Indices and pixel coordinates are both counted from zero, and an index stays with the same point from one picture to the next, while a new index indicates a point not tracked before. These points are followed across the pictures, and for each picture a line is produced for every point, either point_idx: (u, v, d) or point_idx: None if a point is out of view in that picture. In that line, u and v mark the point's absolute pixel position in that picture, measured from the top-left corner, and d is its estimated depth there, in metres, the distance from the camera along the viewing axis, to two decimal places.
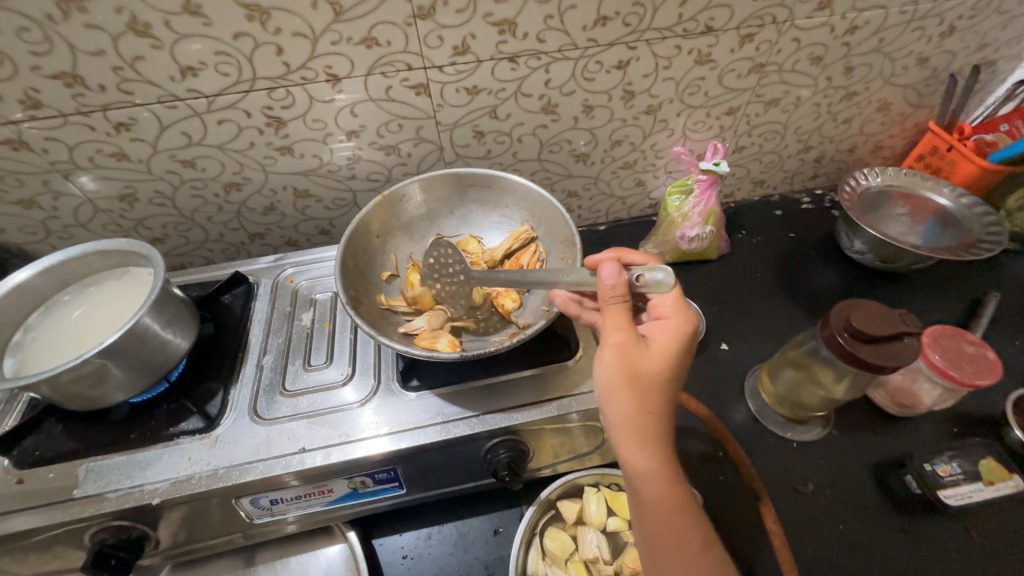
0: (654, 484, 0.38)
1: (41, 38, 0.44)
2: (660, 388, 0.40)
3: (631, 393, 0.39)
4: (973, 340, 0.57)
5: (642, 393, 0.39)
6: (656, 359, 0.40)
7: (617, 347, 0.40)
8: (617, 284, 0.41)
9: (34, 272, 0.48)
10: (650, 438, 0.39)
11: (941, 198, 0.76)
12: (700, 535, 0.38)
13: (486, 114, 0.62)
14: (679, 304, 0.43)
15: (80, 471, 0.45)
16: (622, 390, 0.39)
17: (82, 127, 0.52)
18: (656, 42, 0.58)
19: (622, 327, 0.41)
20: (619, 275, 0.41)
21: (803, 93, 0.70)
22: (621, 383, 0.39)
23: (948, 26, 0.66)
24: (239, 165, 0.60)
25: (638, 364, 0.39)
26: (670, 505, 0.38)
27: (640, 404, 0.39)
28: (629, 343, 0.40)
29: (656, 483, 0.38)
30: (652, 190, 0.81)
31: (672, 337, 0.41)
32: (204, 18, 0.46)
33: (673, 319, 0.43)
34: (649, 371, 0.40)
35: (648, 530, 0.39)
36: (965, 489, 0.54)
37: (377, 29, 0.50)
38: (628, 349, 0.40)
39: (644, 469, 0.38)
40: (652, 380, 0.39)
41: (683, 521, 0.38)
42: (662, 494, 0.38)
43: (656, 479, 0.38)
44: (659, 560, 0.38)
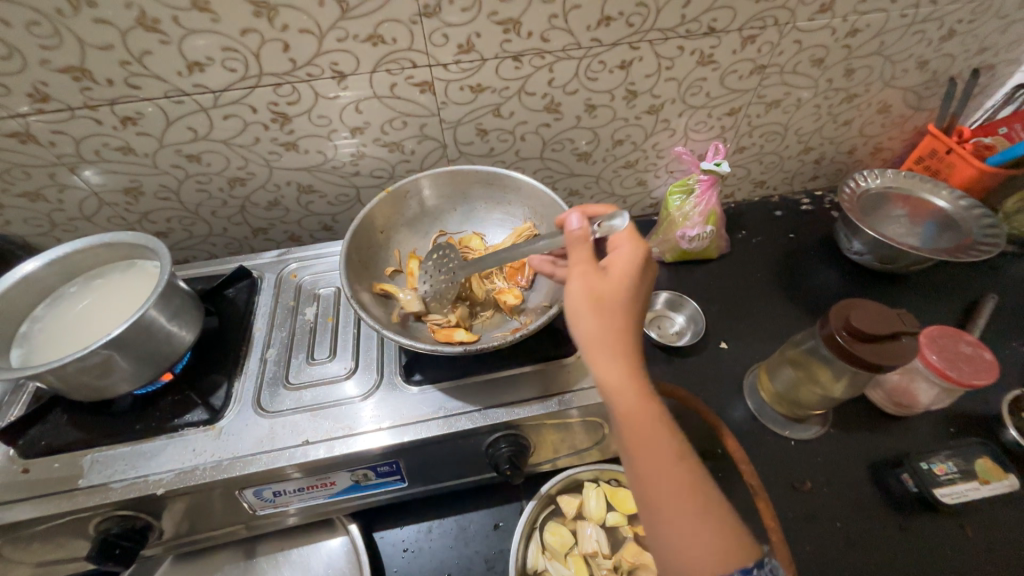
0: (626, 399, 0.38)
1: (50, 32, 0.45)
2: (625, 308, 0.41)
3: (595, 316, 0.40)
4: (970, 340, 0.57)
5: (604, 314, 0.40)
6: (617, 283, 0.41)
7: (579, 277, 0.42)
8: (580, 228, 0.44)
9: (41, 263, 0.49)
10: (617, 356, 0.39)
11: (940, 200, 0.76)
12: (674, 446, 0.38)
13: (490, 112, 0.62)
14: (633, 235, 0.45)
15: (86, 461, 0.46)
16: (586, 314, 0.41)
17: (89, 120, 0.52)
18: (658, 43, 0.59)
19: (584, 263, 0.43)
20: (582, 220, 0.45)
21: (804, 94, 0.71)
22: (583, 307, 0.41)
23: (948, 30, 0.66)
24: (244, 160, 0.61)
25: (598, 290, 0.41)
26: (643, 419, 0.38)
27: (604, 325, 0.40)
28: (589, 273, 0.42)
29: (627, 398, 0.38)
30: (653, 190, 0.82)
31: (631, 262, 0.42)
32: (212, 15, 0.46)
33: (628, 247, 0.43)
34: (610, 294, 0.41)
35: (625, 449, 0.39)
36: (961, 488, 0.55)
37: (383, 27, 0.51)
38: (588, 278, 0.42)
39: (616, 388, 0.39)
40: (614, 302, 0.41)
41: (656, 435, 0.38)
42: (633, 408, 0.38)
43: (626, 394, 0.38)
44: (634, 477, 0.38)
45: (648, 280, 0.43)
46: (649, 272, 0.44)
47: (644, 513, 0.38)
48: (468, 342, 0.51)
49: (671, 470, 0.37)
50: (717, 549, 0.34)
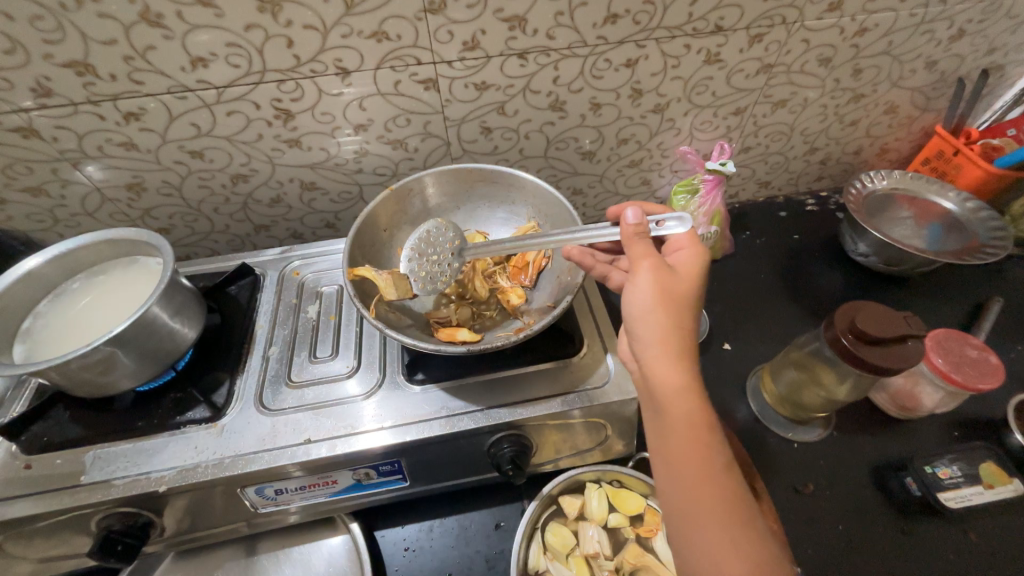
0: (686, 399, 0.38)
1: (54, 26, 0.44)
2: (690, 309, 0.42)
3: (665, 309, 0.41)
4: (976, 344, 0.57)
5: (674, 309, 0.41)
6: (686, 283, 0.43)
7: (650, 267, 0.43)
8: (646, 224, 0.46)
9: (44, 259, 0.49)
10: (682, 354, 0.39)
11: (947, 202, 0.76)
12: (726, 453, 0.38)
13: (494, 110, 0.62)
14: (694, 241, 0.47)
15: (88, 457, 0.46)
16: (656, 305, 0.41)
17: (92, 116, 0.52)
18: (665, 41, 0.58)
19: (653, 256, 0.44)
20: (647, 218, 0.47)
21: (810, 94, 0.70)
22: (654, 298, 0.41)
23: (957, 30, 0.66)
24: (247, 157, 0.60)
25: (670, 285, 0.42)
26: (701, 421, 0.38)
27: (674, 320, 0.40)
28: (660, 266, 0.43)
29: (688, 396, 0.38)
30: (657, 189, 0.82)
31: (697, 268, 0.45)
32: (216, 10, 0.46)
33: (691, 252, 0.46)
34: (680, 291, 0.42)
35: (673, 446, 0.38)
36: (965, 492, 0.55)
37: (387, 24, 0.50)
38: (661, 270, 0.42)
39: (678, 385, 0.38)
40: (684, 301, 0.42)
41: (709, 440, 0.37)
42: (692, 407, 0.38)
43: (689, 392, 0.38)
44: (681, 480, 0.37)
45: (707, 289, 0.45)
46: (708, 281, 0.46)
47: (682, 513, 0.37)
48: (470, 342, 0.50)
49: (722, 474, 0.36)
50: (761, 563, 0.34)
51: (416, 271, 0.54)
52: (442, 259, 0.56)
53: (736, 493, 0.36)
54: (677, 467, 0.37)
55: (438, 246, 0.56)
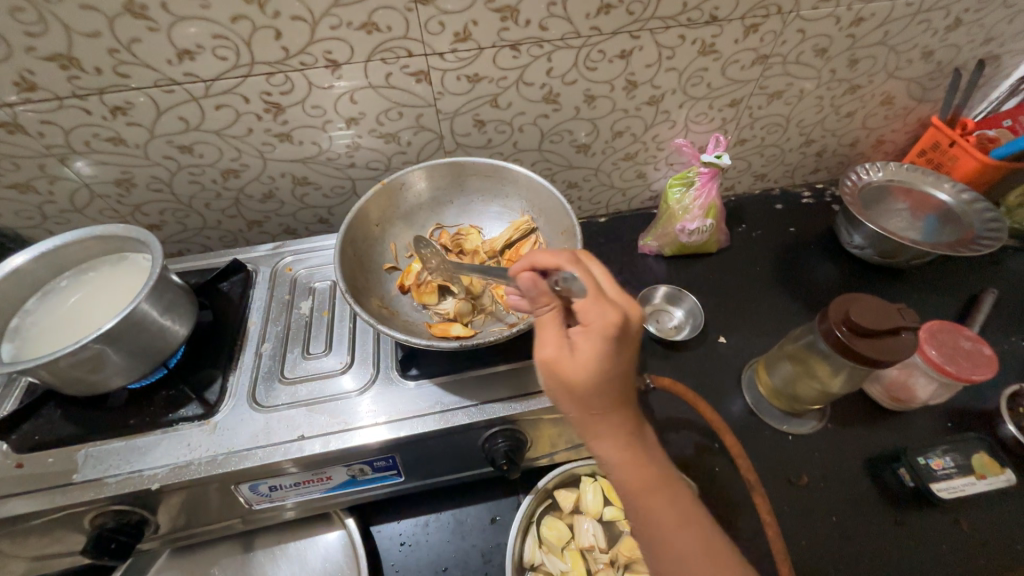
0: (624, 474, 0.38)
1: (36, 19, 0.43)
2: (597, 390, 0.36)
3: (568, 400, 0.37)
4: (969, 335, 0.57)
5: (582, 402, 0.37)
6: (585, 370, 0.36)
7: (540, 362, 0.37)
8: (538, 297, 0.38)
9: (31, 256, 0.48)
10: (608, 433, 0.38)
11: (942, 193, 0.76)
12: (672, 510, 0.38)
13: (487, 102, 0.61)
14: (601, 301, 0.36)
15: (79, 456, 0.45)
16: (562, 398, 0.38)
17: (78, 110, 0.51)
18: (659, 32, 0.58)
19: (546, 344, 0.37)
20: (538, 285, 0.38)
21: (806, 85, 0.70)
22: (556, 392, 0.38)
23: (954, 19, 0.65)
24: (238, 152, 0.60)
25: (566, 378, 0.36)
26: (643, 491, 0.38)
27: (586, 410, 0.37)
28: (553, 359, 0.37)
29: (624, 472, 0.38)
30: (652, 182, 0.81)
31: (600, 341, 0.35)
32: (201, 1, 0.45)
33: (595, 319, 0.35)
34: (579, 383, 0.36)
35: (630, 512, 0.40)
36: (957, 483, 0.55)
37: (377, 15, 0.50)
38: (553, 365, 0.37)
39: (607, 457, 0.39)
40: (589, 391, 0.36)
41: (653, 498, 0.38)
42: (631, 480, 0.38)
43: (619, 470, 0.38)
44: (642, 537, 0.39)
45: (632, 351, 0.37)
46: (633, 338, 0.37)
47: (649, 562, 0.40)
48: (463, 337, 0.50)
49: (668, 531, 0.38)
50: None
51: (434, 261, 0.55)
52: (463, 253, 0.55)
53: (695, 552, 0.37)
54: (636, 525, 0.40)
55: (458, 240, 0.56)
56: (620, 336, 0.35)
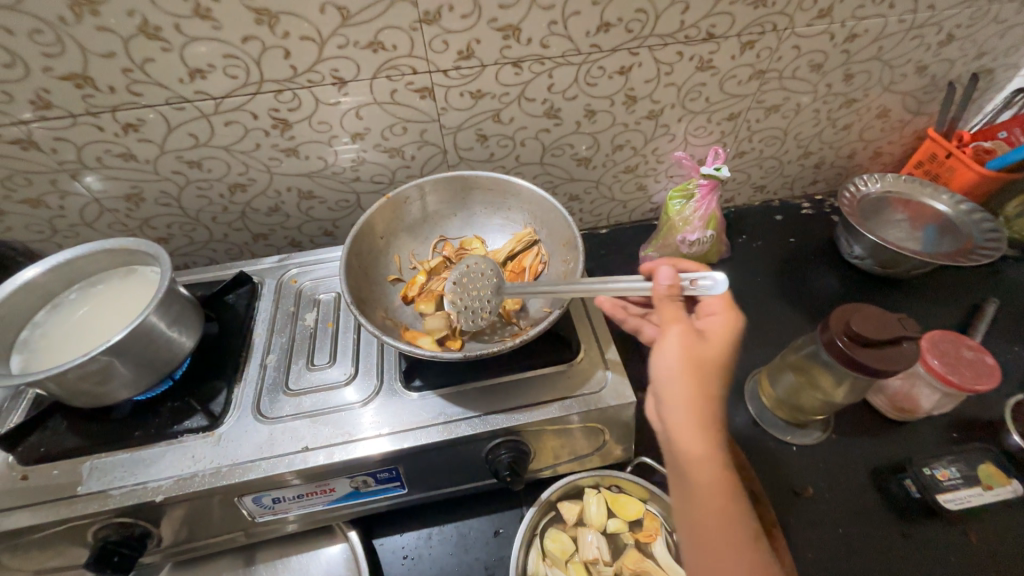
0: (711, 469, 0.36)
1: (53, 40, 0.45)
2: (719, 377, 0.40)
3: (691, 375, 0.39)
4: (971, 345, 0.57)
5: (703, 379, 0.39)
6: (717, 351, 0.41)
7: (679, 330, 0.41)
8: (673, 283, 0.44)
9: (42, 270, 0.49)
10: (712, 422, 0.38)
11: (941, 204, 0.76)
12: (753, 529, 0.36)
13: (490, 117, 0.63)
14: (731, 308, 0.45)
15: (85, 468, 0.45)
16: (683, 371, 0.39)
17: (91, 127, 0.52)
18: (658, 48, 0.59)
19: (681, 320, 0.42)
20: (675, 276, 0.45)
21: (803, 99, 0.71)
22: (681, 363, 0.40)
23: (946, 35, 0.67)
24: (245, 166, 0.61)
25: (700, 352, 0.40)
26: (726, 494, 0.36)
27: (701, 387, 0.39)
28: (689, 330, 0.41)
29: (716, 465, 0.37)
30: (653, 194, 0.82)
31: (731, 331, 0.43)
32: (213, 22, 0.47)
33: (723, 317, 0.44)
34: (712, 359, 0.40)
35: (695, 517, 0.37)
36: (964, 494, 0.55)
37: (383, 34, 0.51)
38: (690, 335, 0.41)
39: (703, 451, 0.37)
40: (715, 369, 0.40)
41: (736, 508, 0.36)
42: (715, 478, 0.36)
43: (712, 462, 0.36)
44: (710, 550, 0.35)
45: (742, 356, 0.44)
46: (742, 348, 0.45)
47: None
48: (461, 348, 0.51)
49: (748, 546, 0.35)
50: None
51: (454, 300, 0.54)
52: (483, 292, 0.55)
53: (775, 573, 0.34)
54: (704, 534, 0.36)
55: (478, 279, 0.55)
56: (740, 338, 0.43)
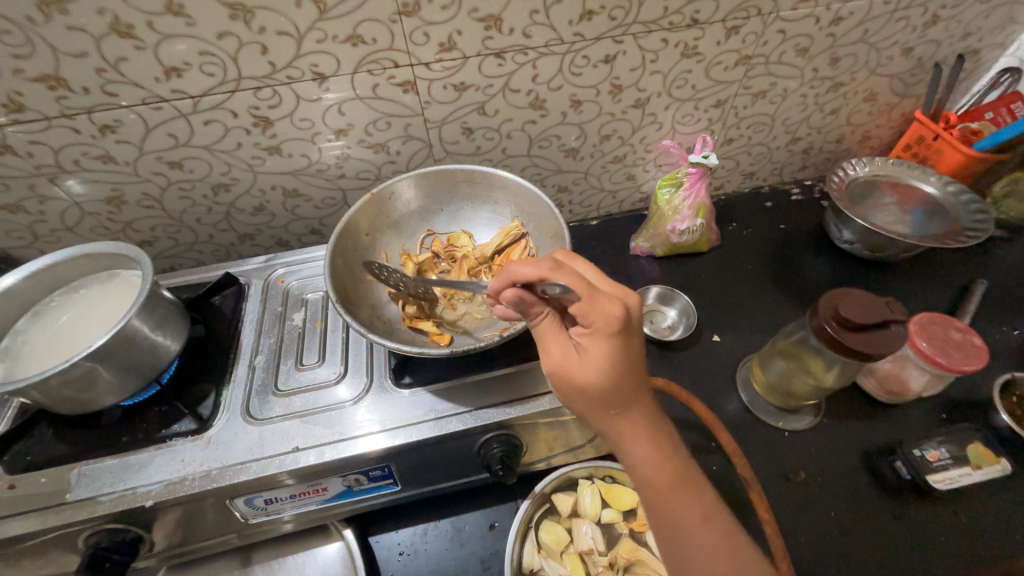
0: (649, 472, 0.38)
1: (22, 40, 0.44)
2: (611, 395, 0.38)
3: (588, 402, 0.39)
4: (959, 326, 0.58)
5: (603, 403, 0.38)
6: (600, 374, 0.37)
7: (557, 367, 0.39)
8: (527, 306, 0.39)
9: (21, 276, 0.48)
10: (630, 429, 0.39)
11: (928, 186, 0.77)
12: (699, 507, 0.38)
13: (475, 110, 0.62)
14: (595, 307, 0.36)
15: (72, 475, 0.45)
16: (582, 402, 0.39)
17: (66, 130, 0.51)
18: (642, 36, 0.58)
19: (556, 353, 0.39)
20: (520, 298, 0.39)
21: (790, 84, 0.70)
22: (575, 397, 0.39)
23: (931, 16, 0.66)
24: (227, 166, 0.60)
25: (581, 382, 0.38)
26: (666, 485, 0.38)
27: (604, 408, 0.38)
28: (566, 365, 0.38)
29: (649, 465, 0.38)
30: (642, 184, 0.82)
31: (607, 341, 0.37)
32: (187, 18, 0.46)
33: (595, 326, 0.37)
34: (595, 384, 0.37)
35: (654, 516, 0.39)
36: (953, 474, 0.54)
37: (362, 27, 0.50)
38: (568, 370, 0.38)
39: (636, 456, 0.39)
40: (604, 391, 0.37)
41: (679, 496, 0.38)
42: (656, 475, 0.38)
43: (647, 464, 0.38)
44: (669, 542, 0.38)
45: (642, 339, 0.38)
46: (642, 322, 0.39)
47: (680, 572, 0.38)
48: (442, 344, 0.51)
49: (697, 531, 0.37)
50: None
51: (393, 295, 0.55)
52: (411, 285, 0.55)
53: (716, 542, 0.37)
54: (664, 530, 0.38)
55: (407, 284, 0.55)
56: (625, 330, 0.37)
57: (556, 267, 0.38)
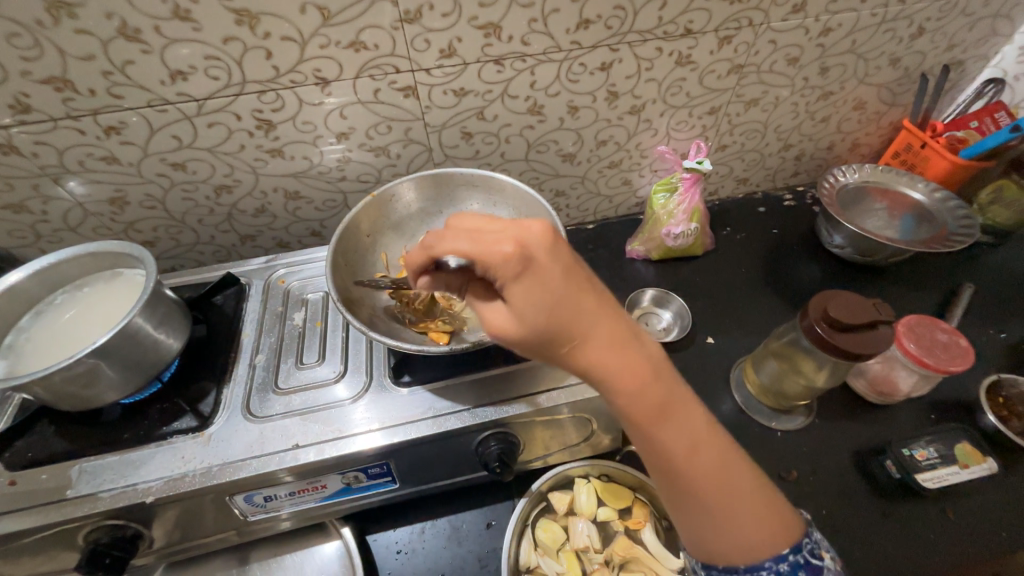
0: (634, 408, 0.36)
1: (31, 43, 0.45)
2: (554, 338, 0.34)
3: (544, 353, 0.36)
4: (945, 328, 0.59)
5: (553, 348, 0.35)
6: (532, 320, 0.34)
7: (494, 331, 0.36)
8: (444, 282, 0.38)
9: (26, 274, 0.49)
10: (597, 373, 0.36)
11: (917, 193, 0.78)
12: (688, 436, 0.37)
13: (474, 115, 0.63)
14: (487, 249, 0.33)
15: (73, 471, 0.45)
16: (538, 354, 0.36)
17: (72, 131, 0.52)
18: (637, 45, 0.60)
19: (487, 317, 0.36)
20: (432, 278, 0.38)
21: (782, 93, 0.72)
22: (526, 351, 0.36)
23: (917, 28, 0.69)
24: (230, 168, 0.61)
25: (520, 336, 0.35)
26: (652, 419, 0.36)
27: (561, 355, 0.36)
28: (501, 326, 0.35)
29: (633, 403, 0.36)
30: (638, 189, 0.83)
31: (519, 284, 0.34)
32: (194, 24, 0.47)
33: (497, 269, 0.34)
34: (529, 332, 0.34)
35: (649, 453, 0.37)
36: (941, 473, 0.56)
37: (365, 34, 0.51)
38: (504, 328, 0.35)
39: (615, 397, 0.36)
40: (546, 335, 0.34)
41: (665, 426, 0.36)
42: (640, 410, 0.36)
43: (629, 402, 0.36)
44: (666, 476, 0.38)
45: (562, 273, 0.34)
46: (553, 253, 0.35)
47: (682, 503, 0.38)
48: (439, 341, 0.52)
49: (688, 462, 0.37)
50: (761, 526, 0.37)
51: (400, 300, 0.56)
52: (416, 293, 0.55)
53: (707, 467, 0.37)
54: (662, 466, 0.37)
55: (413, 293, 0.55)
56: (531, 272, 0.34)
57: (438, 235, 0.36)
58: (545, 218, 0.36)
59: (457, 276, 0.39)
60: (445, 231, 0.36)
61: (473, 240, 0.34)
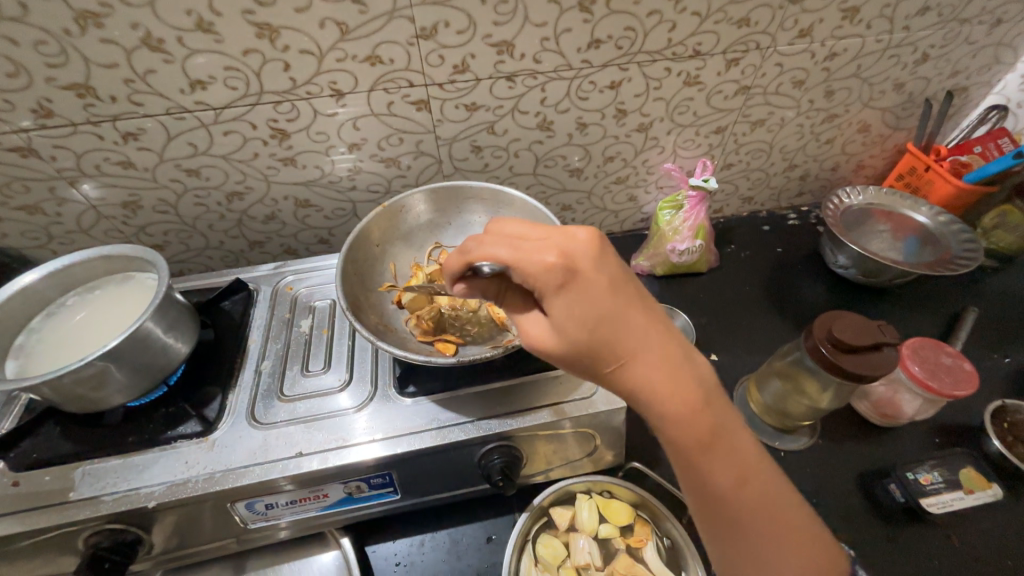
0: (676, 430, 0.36)
1: (57, 50, 0.46)
2: (594, 351, 0.36)
3: (585, 366, 0.37)
4: (950, 352, 0.59)
5: (595, 362, 0.37)
6: (574, 331, 0.36)
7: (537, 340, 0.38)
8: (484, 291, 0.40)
9: (40, 275, 0.49)
10: (639, 390, 0.36)
11: (921, 216, 0.79)
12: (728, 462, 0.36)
13: (484, 129, 0.64)
14: (527, 260, 0.36)
15: (77, 474, 0.45)
16: (579, 367, 0.38)
17: (90, 136, 0.53)
18: (646, 65, 0.61)
19: (530, 327, 0.39)
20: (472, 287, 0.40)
21: (787, 114, 0.73)
22: (567, 364, 0.38)
23: (921, 54, 0.70)
24: (242, 175, 0.62)
25: (562, 347, 0.37)
26: (695, 442, 0.36)
27: (601, 369, 0.37)
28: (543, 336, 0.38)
29: (675, 424, 0.36)
30: (643, 205, 0.84)
31: (560, 295, 0.36)
32: (215, 35, 0.48)
33: (537, 280, 0.36)
34: (569, 344, 0.36)
35: (689, 478, 0.37)
36: (947, 498, 0.56)
37: (380, 48, 0.53)
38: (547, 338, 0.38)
39: (657, 416, 0.36)
40: (587, 347, 0.36)
41: (707, 451, 0.36)
42: (683, 432, 0.36)
43: (671, 422, 0.36)
44: (705, 502, 0.37)
45: (602, 282, 0.36)
46: (597, 265, 0.37)
47: (720, 534, 0.37)
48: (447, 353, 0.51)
49: (728, 488, 0.36)
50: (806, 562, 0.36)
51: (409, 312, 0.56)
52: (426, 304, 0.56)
53: (747, 495, 0.36)
54: (701, 492, 0.37)
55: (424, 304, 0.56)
56: (571, 280, 0.36)
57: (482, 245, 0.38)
58: (589, 230, 0.38)
59: (493, 284, 0.40)
60: (491, 240, 0.39)
61: (515, 248, 0.37)
